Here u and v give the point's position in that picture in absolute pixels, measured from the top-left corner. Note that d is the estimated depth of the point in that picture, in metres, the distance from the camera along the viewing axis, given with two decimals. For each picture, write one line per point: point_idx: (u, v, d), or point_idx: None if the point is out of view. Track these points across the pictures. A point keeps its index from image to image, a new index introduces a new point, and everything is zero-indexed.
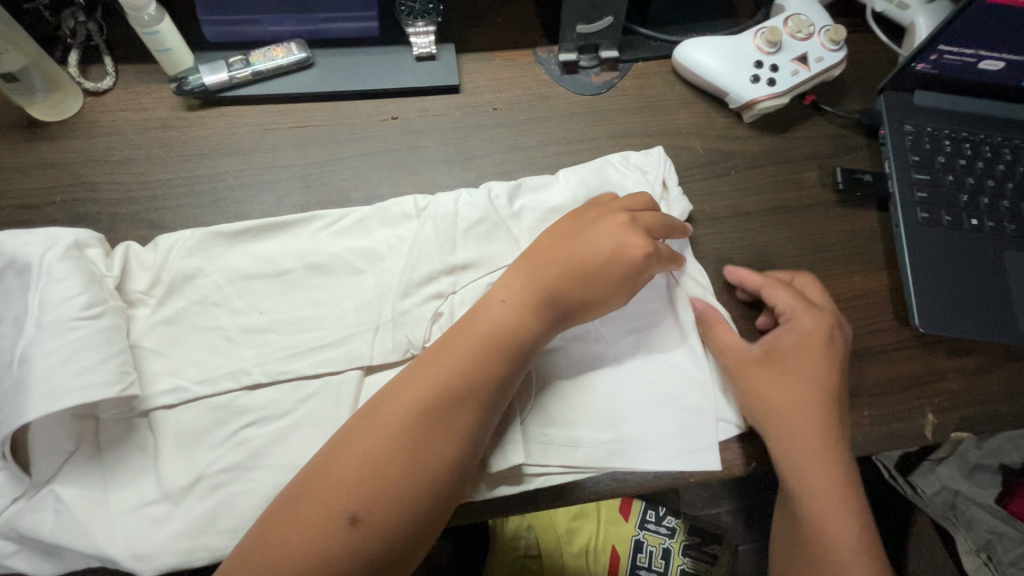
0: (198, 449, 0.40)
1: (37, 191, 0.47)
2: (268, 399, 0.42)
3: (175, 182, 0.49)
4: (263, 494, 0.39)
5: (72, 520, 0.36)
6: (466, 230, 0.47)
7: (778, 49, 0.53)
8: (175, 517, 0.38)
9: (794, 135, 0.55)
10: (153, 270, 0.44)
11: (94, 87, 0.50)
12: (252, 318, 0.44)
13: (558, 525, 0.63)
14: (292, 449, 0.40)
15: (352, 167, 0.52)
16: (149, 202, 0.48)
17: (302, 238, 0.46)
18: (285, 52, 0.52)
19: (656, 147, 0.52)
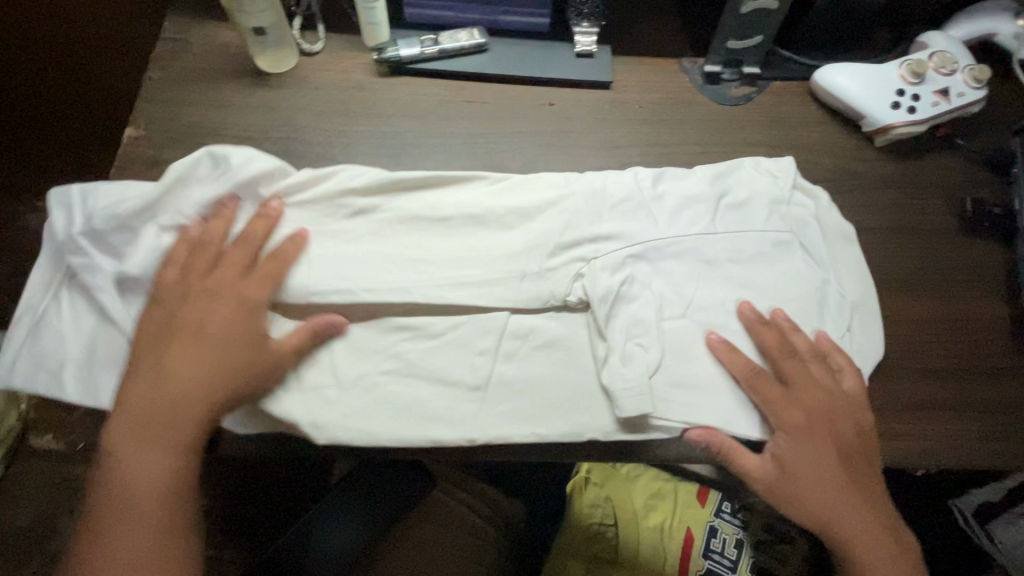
0: (368, 354, 0.46)
1: (253, 126, 0.56)
2: (426, 323, 0.47)
3: (362, 134, 0.57)
4: (418, 401, 0.45)
5: (267, 391, 0.43)
6: (610, 205, 0.51)
7: (921, 81, 0.56)
8: (344, 408, 0.44)
9: (924, 163, 0.58)
10: (335, 198, 0.49)
11: (309, 49, 0.59)
12: (414, 253, 0.49)
13: (636, 501, 0.67)
14: (441, 367, 0.46)
15: (510, 142, 0.58)
16: (339, 147, 0.56)
17: (462, 192, 0.51)
18: (468, 37, 0.60)
19: (788, 156, 0.55)
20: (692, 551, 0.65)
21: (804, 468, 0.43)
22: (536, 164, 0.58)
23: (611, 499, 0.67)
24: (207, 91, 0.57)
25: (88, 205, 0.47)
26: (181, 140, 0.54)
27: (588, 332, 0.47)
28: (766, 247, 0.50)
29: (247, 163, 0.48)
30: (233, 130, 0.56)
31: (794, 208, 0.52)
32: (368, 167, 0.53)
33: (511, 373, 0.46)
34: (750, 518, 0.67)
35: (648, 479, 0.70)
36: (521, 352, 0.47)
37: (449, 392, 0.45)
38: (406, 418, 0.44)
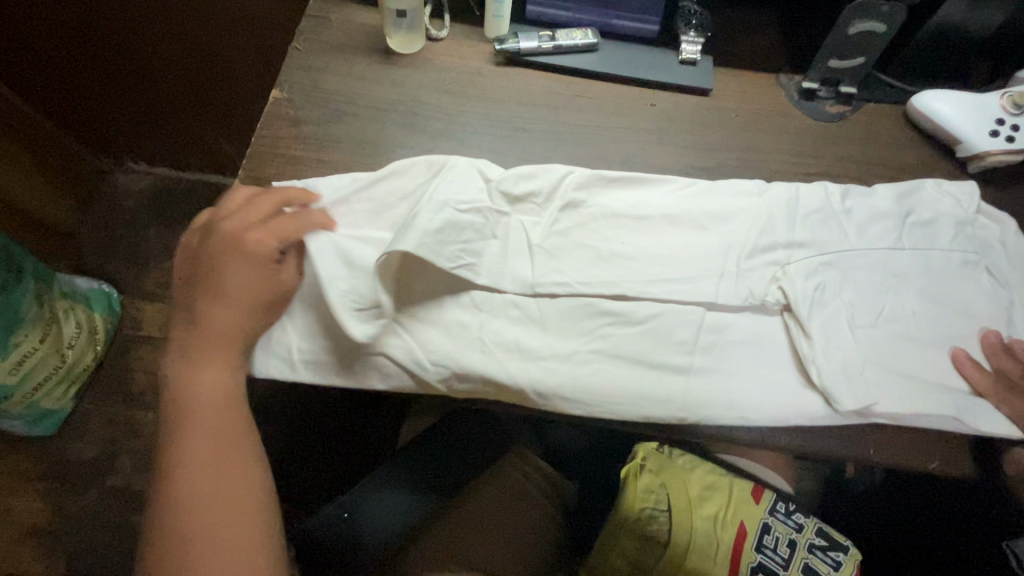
0: (573, 331, 0.50)
1: (382, 99, 0.62)
2: (629, 308, 0.51)
3: (478, 115, 0.62)
4: (627, 379, 0.48)
5: (499, 359, 0.48)
6: (799, 215, 0.55)
7: (1022, 112, 0.58)
8: (582, 382, 0.48)
9: (1018, 193, 0.59)
10: (548, 189, 0.55)
11: (436, 34, 0.65)
12: (618, 247, 0.53)
13: (689, 490, 0.69)
14: (643, 349, 0.50)
15: (616, 134, 0.62)
16: (459, 125, 0.61)
17: (657, 192, 0.56)
18: (582, 36, 0.64)
19: (969, 181, 0.58)
20: (745, 544, 0.66)
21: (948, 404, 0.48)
22: (636, 158, 0.61)
23: (665, 485, 0.69)
24: (344, 64, 0.63)
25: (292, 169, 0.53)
26: (319, 105, 0.60)
27: (785, 330, 0.51)
28: (950, 268, 0.53)
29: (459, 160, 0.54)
30: (365, 100, 0.61)
31: (976, 231, 0.55)
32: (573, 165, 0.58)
33: (711, 364, 0.49)
34: (806, 521, 0.67)
35: (706, 472, 0.71)
36: (761, 354, 0.50)
37: (648, 372, 0.49)
38: (651, 403, 0.48)
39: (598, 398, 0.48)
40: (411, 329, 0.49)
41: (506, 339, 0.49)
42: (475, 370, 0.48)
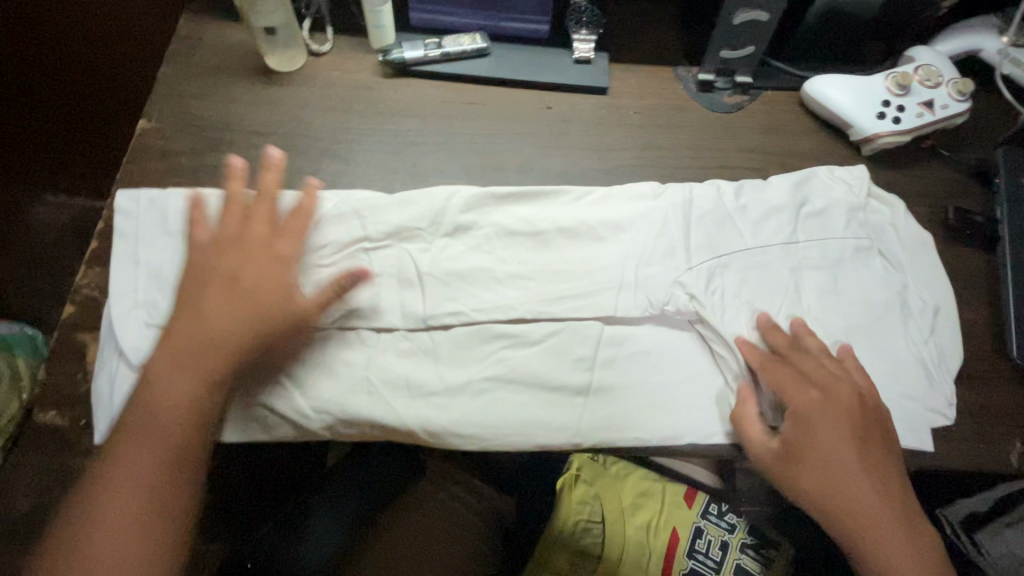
0: (468, 358, 0.49)
1: (259, 122, 0.58)
2: (526, 328, 0.50)
3: (366, 133, 0.59)
4: (523, 404, 0.48)
5: (384, 399, 0.47)
6: (696, 217, 0.55)
7: (906, 92, 0.58)
8: (477, 411, 0.47)
9: (911, 173, 0.60)
10: (438, 213, 0.53)
11: (317, 49, 0.62)
12: (512, 265, 0.52)
13: (623, 500, 0.69)
14: (540, 369, 0.49)
15: (513, 142, 0.60)
16: (346, 145, 0.59)
17: (552, 206, 0.55)
18: (470, 41, 0.62)
19: (860, 166, 0.58)
20: (678, 549, 0.66)
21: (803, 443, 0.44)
22: (532, 165, 0.60)
23: (599, 497, 0.68)
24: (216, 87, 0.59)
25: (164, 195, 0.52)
26: (191, 133, 0.57)
27: (681, 337, 0.51)
28: (844, 259, 0.54)
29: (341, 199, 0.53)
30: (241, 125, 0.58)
31: (870, 216, 0.56)
32: (462, 184, 0.57)
33: (609, 380, 0.49)
34: (738, 521, 0.68)
35: (639, 479, 0.71)
36: (660, 362, 0.50)
37: (547, 395, 0.48)
38: (549, 428, 0.47)
39: (493, 429, 0.46)
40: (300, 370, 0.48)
41: (387, 379, 0.48)
42: (362, 411, 0.46)
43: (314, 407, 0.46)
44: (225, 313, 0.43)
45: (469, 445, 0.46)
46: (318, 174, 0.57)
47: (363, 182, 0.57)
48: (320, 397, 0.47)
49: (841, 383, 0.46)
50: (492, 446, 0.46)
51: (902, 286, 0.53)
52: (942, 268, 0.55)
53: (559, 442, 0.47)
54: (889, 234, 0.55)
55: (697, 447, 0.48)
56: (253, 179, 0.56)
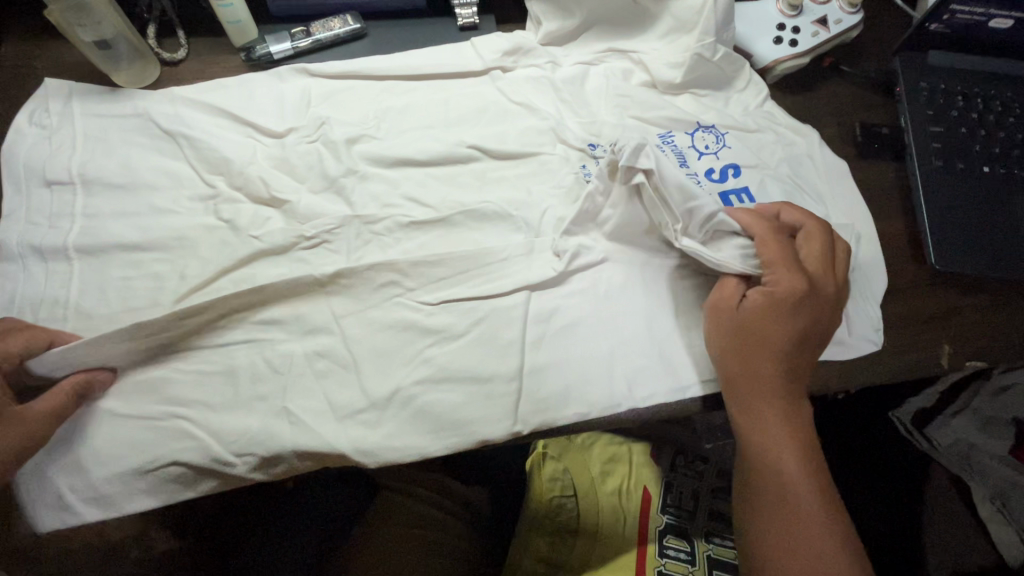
0: (392, 364, 0.45)
1: (109, 144, 0.50)
2: (448, 318, 0.47)
3: (236, 136, 0.52)
4: (457, 402, 0.44)
5: (306, 427, 0.43)
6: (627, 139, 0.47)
7: (799, 12, 0.56)
8: (406, 420, 0.44)
9: (815, 94, 0.59)
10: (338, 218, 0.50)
11: (171, 57, 0.55)
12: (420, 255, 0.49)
13: (591, 468, 0.66)
14: (468, 363, 0.45)
15: (408, 120, 0.54)
16: (212, 151, 0.51)
17: (458, 190, 0.52)
18: (341, 24, 0.57)
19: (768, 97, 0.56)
20: (650, 509, 0.63)
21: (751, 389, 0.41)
22: (430, 142, 0.53)
23: (568, 470, 0.65)
24: (51, 112, 0.51)
25: (18, 247, 0.46)
26: (26, 170, 0.49)
27: (608, 302, 0.48)
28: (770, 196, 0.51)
29: (231, 223, 0.49)
30: (86, 150, 0.50)
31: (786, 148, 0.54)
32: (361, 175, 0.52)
33: (542, 359, 0.46)
34: (705, 468, 0.66)
35: (603, 447, 0.68)
36: (595, 329, 0.47)
37: (481, 387, 0.45)
38: (487, 421, 0.44)
39: (429, 435, 0.43)
40: (212, 412, 0.44)
41: (305, 407, 0.44)
42: (284, 443, 0.42)
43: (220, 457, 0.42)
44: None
45: (405, 458, 0.43)
46: (190, 194, 0.50)
47: (244, 194, 0.50)
48: (226, 447, 0.42)
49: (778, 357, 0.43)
50: (433, 452, 0.43)
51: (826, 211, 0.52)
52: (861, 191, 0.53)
53: (499, 435, 0.43)
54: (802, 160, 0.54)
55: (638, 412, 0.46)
56: (111, 212, 0.49)
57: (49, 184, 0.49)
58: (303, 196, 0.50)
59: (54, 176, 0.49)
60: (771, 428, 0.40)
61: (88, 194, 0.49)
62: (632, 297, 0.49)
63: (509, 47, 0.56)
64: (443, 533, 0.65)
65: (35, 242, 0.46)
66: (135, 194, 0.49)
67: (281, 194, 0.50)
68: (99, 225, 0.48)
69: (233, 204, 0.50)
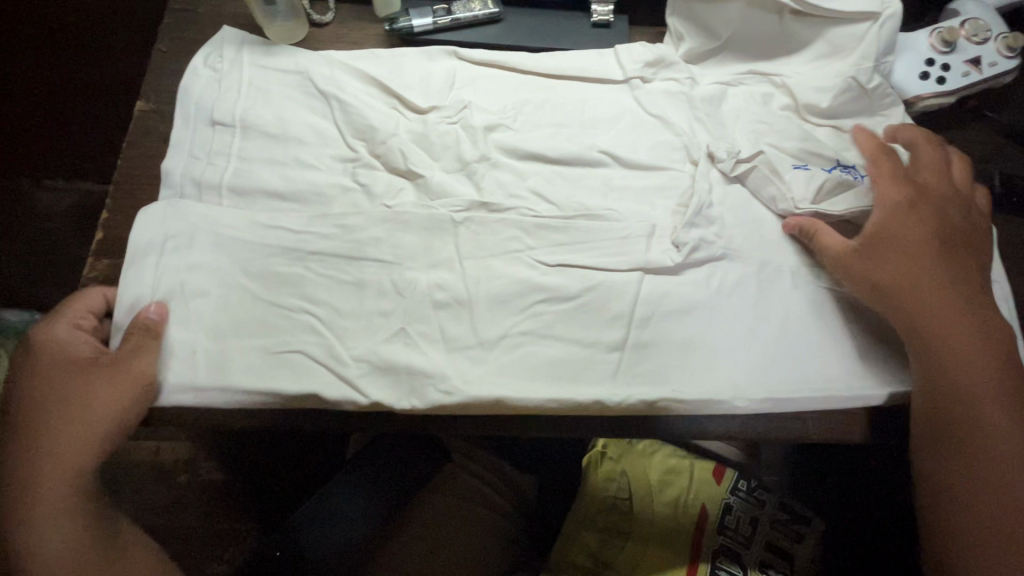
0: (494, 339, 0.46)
1: (268, 94, 0.53)
2: (561, 281, 0.48)
3: (382, 107, 0.54)
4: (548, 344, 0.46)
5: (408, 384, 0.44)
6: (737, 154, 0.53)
7: (953, 49, 0.54)
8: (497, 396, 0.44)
9: (953, 137, 0.56)
10: (461, 197, 0.50)
11: (319, 19, 0.58)
12: (544, 239, 0.49)
13: (650, 475, 0.66)
14: (572, 354, 0.46)
15: (543, 116, 0.55)
16: (360, 117, 0.53)
17: (580, 183, 0.52)
18: (482, 6, 0.58)
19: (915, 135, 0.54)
20: (706, 527, 0.62)
21: (924, 292, 0.43)
22: (563, 140, 0.54)
23: (627, 473, 0.66)
24: (224, 57, 0.54)
25: (181, 180, 0.50)
26: (196, 108, 0.52)
27: (715, 310, 0.48)
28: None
29: (358, 183, 0.51)
30: (249, 99, 0.53)
31: None
32: (486, 153, 0.53)
33: (644, 362, 0.46)
34: (766, 496, 0.64)
35: (665, 457, 0.67)
36: (694, 285, 0.48)
37: (581, 350, 0.46)
38: (587, 383, 0.45)
39: (529, 383, 0.45)
40: (324, 365, 0.45)
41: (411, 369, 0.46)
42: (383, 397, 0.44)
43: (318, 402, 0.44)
44: (106, 370, 0.42)
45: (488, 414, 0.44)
46: (334, 154, 0.52)
47: (381, 162, 0.52)
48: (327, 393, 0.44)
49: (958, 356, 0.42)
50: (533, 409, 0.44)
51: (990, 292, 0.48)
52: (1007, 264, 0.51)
53: (592, 405, 0.44)
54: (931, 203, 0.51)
55: (715, 423, 0.47)
56: (247, 162, 0.51)
57: (214, 124, 0.52)
58: (436, 173, 0.51)
59: (220, 117, 0.52)
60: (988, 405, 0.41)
61: (245, 138, 0.52)
62: (746, 294, 0.49)
63: (652, 58, 0.56)
64: (497, 518, 0.65)
65: (195, 177, 0.50)
66: (284, 145, 0.52)
67: (417, 168, 0.51)
68: (250, 170, 0.51)
69: (361, 165, 0.52)
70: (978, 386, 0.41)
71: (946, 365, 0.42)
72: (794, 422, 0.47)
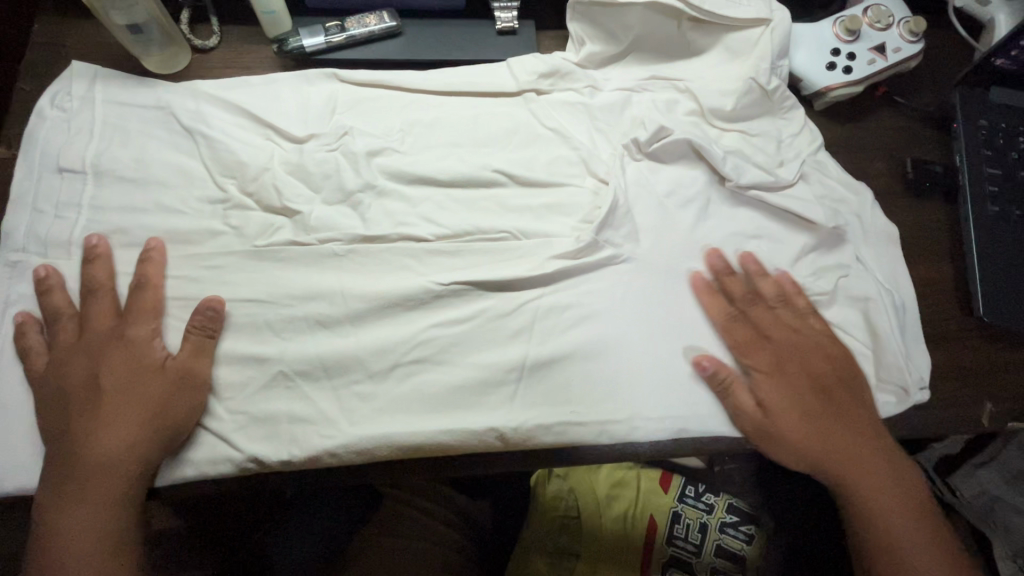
0: (402, 380, 0.44)
1: (127, 134, 0.49)
2: (456, 302, 0.46)
3: (255, 139, 0.50)
4: (455, 380, 0.44)
5: (306, 437, 0.42)
6: (638, 164, 0.52)
7: (856, 38, 0.53)
8: (403, 439, 0.42)
9: (864, 125, 0.56)
10: (357, 227, 0.48)
11: (202, 44, 0.54)
12: (443, 270, 0.47)
13: (597, 490, 0.64)
14: (478, 388, 0.44)
15: (433, 137, 0.52)
16: (230, 153, 0.49)
17: (484, 202, 0.50)
18: (377, 20, 0.55)
19: (815, 132, 0.54)
20: (656, 539, 0.62)
21: (833, 438, 0.43)
22: (454, 161, 0.51)
23: (574, 489, 0.63)
24: (73, 96, 0.49)
25: (24, 241, 0.45)
26: (39, 157, 0.47)
27: (626, 329, 0.46)
28: (808, 245, 0.50)
29: (249, 221, 0.48)
30: (102, 140, 0.48)
31: (832, 191, 0.52)
32: (382, 178, 0.50)
33: (549, 390, 0.44)
34: (715, 500, 0.65)
35: (612, 470, 0.66)
36: (602, 302, 0.47)
37: (478, 375, 0.44)
38: (485, 413, 0.43)
39: (423, 416, 0.43)
40: (212, 424, 0.42)
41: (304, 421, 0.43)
42: (281, 453, 0.41)
43: (200, 469, 0.41)
44: (150, 380, 0.41)
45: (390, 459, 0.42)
46: (200, 196, 0.48)
47: (254, 201, 0.48)
48: (211, 459, 0.41)
49: (854, 457, 0.42)
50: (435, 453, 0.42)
51: (882, 295, 0.48)
52: (905, 256, 0.51)
53: (493, 444, 0.43)
54: (832, 202, 0.52)
55: (633, 446, 0.44)
56: (124, 207, 0.47)
57: (61, 172, 0.47)
58: (315, 207, 0.48)
59: (67, 164, 0.47)
60: (893, 521, 0.41)
61: (98, 185, 0.47)
62: (647, 303, 0.47)
63: (546, 69, 0.54)
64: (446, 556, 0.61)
65: (40, 236, 0.45)
66: (165, 185, 0.48)
67: (293, 204, 0.48)
68: (104, 223, 0.46)
69: (251, 200, 0.48)
70: (873, 485, 0.42)
71: (846, 479, 0.42)
72: (717, 439, 0.45)
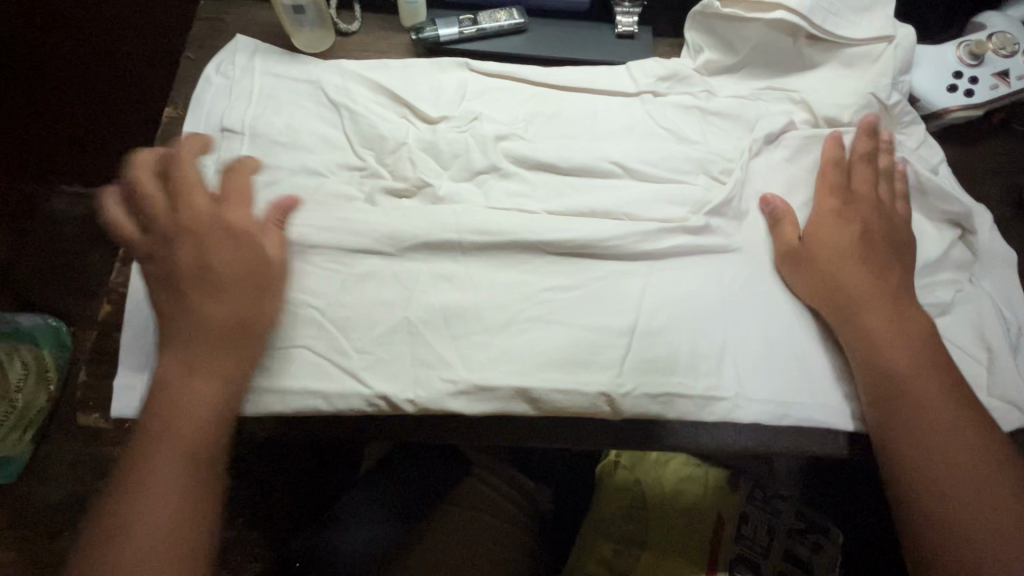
0: (518, 348, 0.45)
1: (279, 102, 0.54)
2: (570, 278, 0.48)
3: (393, 115, 0.54)
4: (568, 351, 0.46)
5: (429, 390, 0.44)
6: (755, 162, 0.54)
7: (979, 62, 0.54)
8: (518, 401, 0.44)
9: (976, 150, 0.56)
10: (480, 203, 0.51)
11: (346, 28, 0.58)
12: (561, 244, 0.48)
13: (665, 483, 0.64)
14: (591, 362, 0.45)
15: (555, 127, 0.55)
16: (371, 127, 0.53)
17: (602, 192, 0.52)
18: (507, 17, 0.58)
19: (935, 149, 0.55)
20: (723, 537, 0.61)
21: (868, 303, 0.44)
22: (573, 151, 0.53)
23: (641, 480, 0.65)
24: (237, 65, 0.55)
25: None
26: (204, 116, 0.53)
27: (739, 315, 0.47)
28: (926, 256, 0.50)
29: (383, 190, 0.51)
30: (259, 105, 0.53)
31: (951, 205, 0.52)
32: (506, 160, 0.53)
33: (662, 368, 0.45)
34: (784, 507, 0.64)
35: (680, 465, 0.66)
36: (715, 288, 0.48)
37: (591, 349, 0.46)
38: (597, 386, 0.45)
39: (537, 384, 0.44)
40: (341, 367, 0.45)
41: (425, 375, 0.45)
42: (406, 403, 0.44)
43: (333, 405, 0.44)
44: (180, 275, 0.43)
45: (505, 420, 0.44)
46: (341, 163, 0.52)
47: (388, 171, 0.52)
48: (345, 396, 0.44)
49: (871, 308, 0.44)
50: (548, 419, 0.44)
51: (997, 316, 0.48)
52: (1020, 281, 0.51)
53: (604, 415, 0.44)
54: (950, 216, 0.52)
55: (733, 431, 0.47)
56: (272, 165, 0.51)
57: (222, 131, 0.52)
58: (444, 182, 0.52)
59: (228, 124, 0.52)
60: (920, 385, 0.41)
61: (252, 144, 0.52)
62: (760, 292, 0.48)
63: (665, 73, 0.57)
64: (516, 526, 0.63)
65: None
66: (310, 150, 0.52)
67: (425, 177, 0.52)
68: (255, 179, 0.51)
69: (385, 170, 0.52)
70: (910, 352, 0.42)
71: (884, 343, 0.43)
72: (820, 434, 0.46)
